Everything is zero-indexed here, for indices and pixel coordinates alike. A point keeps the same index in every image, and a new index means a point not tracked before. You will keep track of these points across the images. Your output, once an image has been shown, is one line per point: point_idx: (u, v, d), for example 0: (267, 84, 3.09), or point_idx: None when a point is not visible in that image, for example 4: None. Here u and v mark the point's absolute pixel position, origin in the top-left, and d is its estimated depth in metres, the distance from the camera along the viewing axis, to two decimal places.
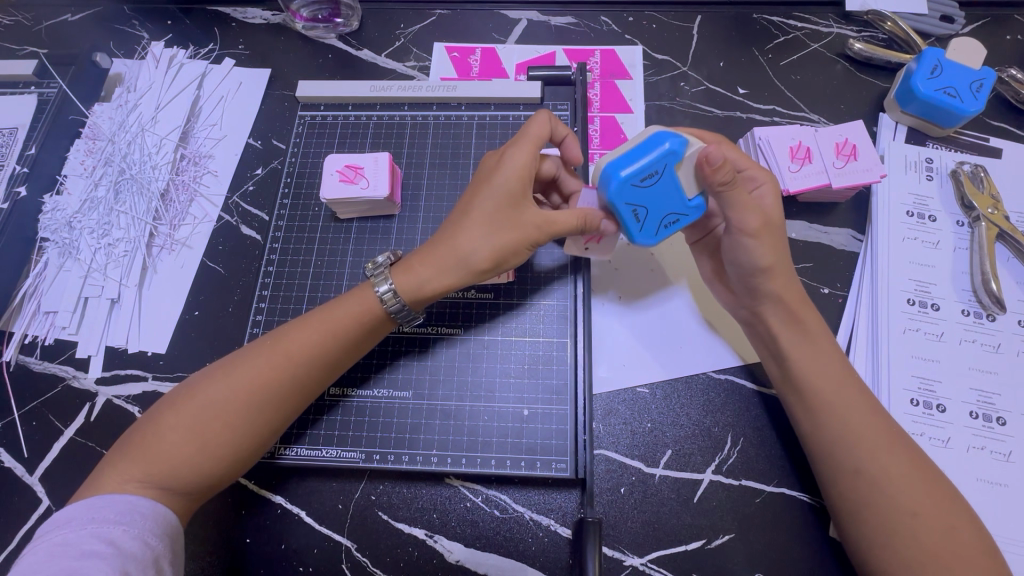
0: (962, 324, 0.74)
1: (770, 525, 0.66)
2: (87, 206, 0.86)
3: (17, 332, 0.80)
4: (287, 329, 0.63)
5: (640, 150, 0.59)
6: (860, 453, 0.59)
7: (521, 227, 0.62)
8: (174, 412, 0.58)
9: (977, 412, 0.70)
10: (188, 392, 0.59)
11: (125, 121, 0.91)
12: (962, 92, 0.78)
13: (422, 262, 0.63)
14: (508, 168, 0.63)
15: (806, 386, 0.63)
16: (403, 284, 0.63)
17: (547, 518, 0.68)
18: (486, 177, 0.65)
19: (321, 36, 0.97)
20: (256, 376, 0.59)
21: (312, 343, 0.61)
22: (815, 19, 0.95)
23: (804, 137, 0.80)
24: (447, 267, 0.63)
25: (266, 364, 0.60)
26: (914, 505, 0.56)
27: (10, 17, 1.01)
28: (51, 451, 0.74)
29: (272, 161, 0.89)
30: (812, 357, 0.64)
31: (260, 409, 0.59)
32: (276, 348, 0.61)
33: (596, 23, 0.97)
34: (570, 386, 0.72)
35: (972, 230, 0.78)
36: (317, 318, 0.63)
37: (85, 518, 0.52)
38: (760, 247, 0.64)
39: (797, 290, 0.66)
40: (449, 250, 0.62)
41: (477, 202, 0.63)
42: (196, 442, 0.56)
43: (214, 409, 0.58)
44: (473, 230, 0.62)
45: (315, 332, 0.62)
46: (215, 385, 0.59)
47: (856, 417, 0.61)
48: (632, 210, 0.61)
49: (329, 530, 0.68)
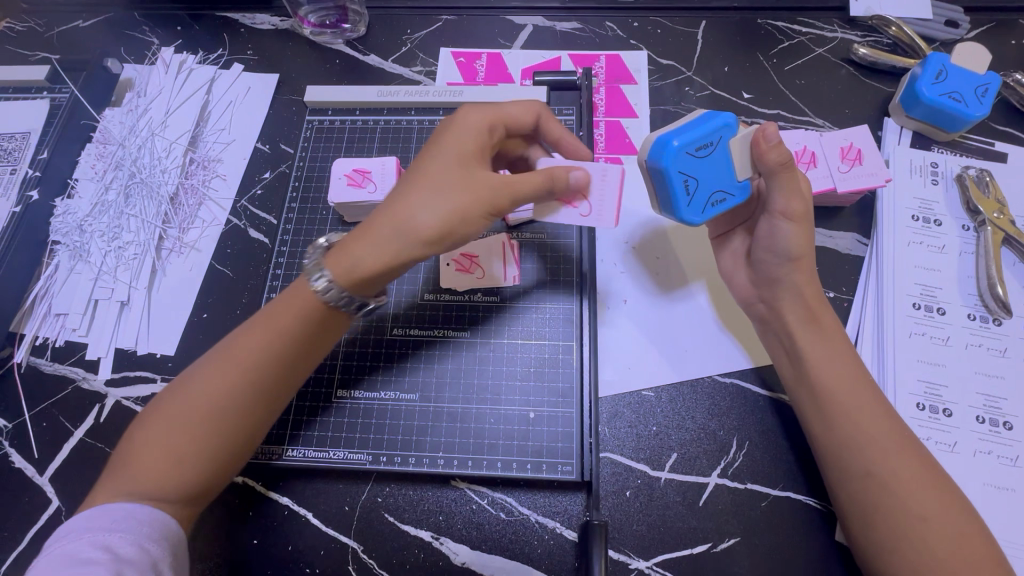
0: (969, 328, 0.74)
1: (776, 530, 0.66)
2: (97, 209, 0.87)
3: (29, 334, 0.81)
4: (241, 329, 0.61)
5: (699, 123, 0.61)
6: (868, 458, 0.59)
7: (482, 188, 0.59)
8: (147, 426, 0.57)
9: (984, 417, 0.70)
10: (159, 405, 0.58)
11: (135, 125, 0.92)
12: (968, 96, 0.78)
13: (359, 244, 0.59)
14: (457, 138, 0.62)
15: (816, 389, 0.63)
16: (339, 268, 0.59)
17: (553, 521, 0.68)
18: (440, 143, 0.63)
19: (329, 41, 0.98)
20: (216, 377, 0.58)
21: (264, 341, 0.59)
22: (819, 24, 0.95)
23: (810, 141, 0.80)
24: (389, 242, 0.58)
25: (223, 368, 0.58)
26: (923, 509, 0.56)
27: (23, 23, 1.03)
28: (61, 453, 0.74)
29: (280, 164, 0.90)
30: (825, 359, 0.64)
31: (224, 413, 0.57)
32: (231, 350, 0.59)
33: (601, 28, 0.98)
34: (576, 389, 0.72)
35: (978, 234, 0.78)
36: (266, 315, 0.61)
37: (83, 528, 0.53)
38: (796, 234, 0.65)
39: (818, 287, 0.67)
40: (395, 228, 0.58)
41: (423, 178, 0.60)
42: (169, 450, 0.56)
43: (181, 417, 0.57)
44: (428, 195, 0.59)
45: (266, 328, 0.60)
46: (185, 391, 0.58)
47: (866, 420, 0.61)
48: (684, 181, 0.62)
49: (335, 531, 0.69)
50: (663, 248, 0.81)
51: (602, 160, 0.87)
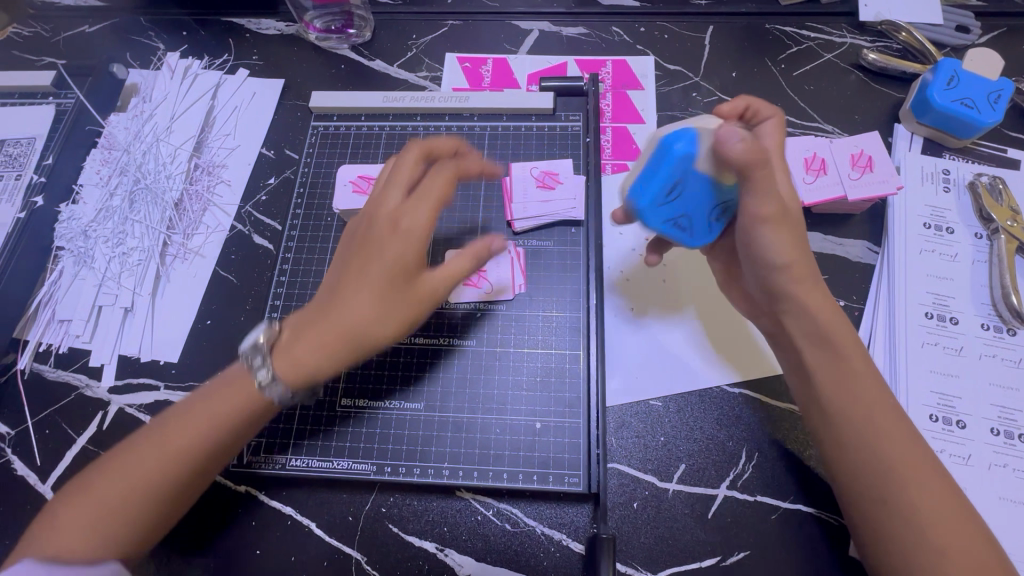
0: (982, 337, 0.73)
1: (787, 544, 0.65)
2: (102, 214, 0.87)
3: (32, 340, 0.80)
4: (174, 414, 0.58)
5: (654, 172, 0.65)
6: (881, 483, 0.57)
7: (423, 297, 0.59)
8: (72, 504, 0.55)
9: (999, 429, 0.68)
10: (86, 483, 0.56)
11: (140, 131, 0.92)
12: (979, 103, 0.77)
13: (304, 350, 0.57)
14: (403, 228, 0.59)
15: (827, 411, 0.61)
16: (283, 371, 0.57)
17: (560, 533, 0.67)
18: (386, 236, 0.59)
19: (334, 46, 0.98)
20: (149, 470, 0.55)
21: (198, 433, 0.56)
22: (827, 29, 0.94)
23: (819, 148, 0.79)
24: (338, 349, 0.57)
25: (154, 456, 0.56)
26: (941, 540, 0.53)
27: (29, 28, 1.03)
28: (63, 460, 0.74)
29: (285, 170, 0.89)
30: (835, 380, 0.61)
31: (153, 501, 0.56)
32: (161, 437, 0.56)
33: (608, 33, 0.97)
34: (583, 399, 0.71)
35: (992, 243, 0.77)
36: (202, 401, 0.58)
37: None
38: (784, 242, 0.63)
39: (819, 295, 0.64)
40: (343, 334, 0.57)
41: (368, 277, 0.58)
42: (99, 525, 0.54)
43: (107, 503, 0.54)
44: (373, 304, 0.57)
45: (201, 420, 0.57)
46: (118, 473, 0.55)
47: (883, 444, 0.58)
48: (672, 225, 0.67)
49: (339, 542, 0.68)
50: (669, 256, 0.80)
51: (609, 167, 0.87)
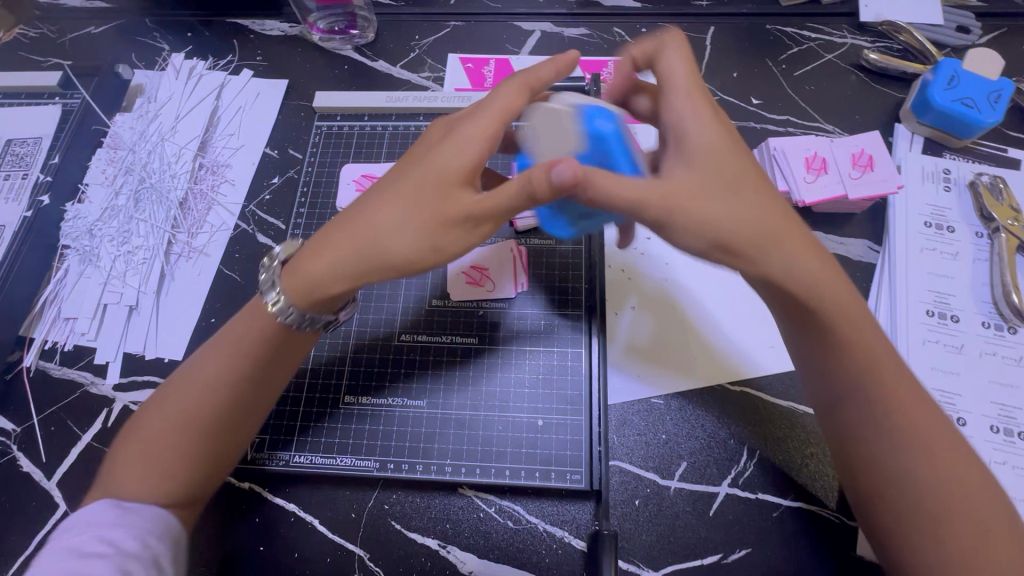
0: (983, 336, 0.73)
1: (788, 541, 0.65)
2: (107, 213, 0.88)
3: (38, 338, 0.81)
4: (201, 355, 0.61)
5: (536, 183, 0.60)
6: (886, 461, 0.53)
7: (459, 215, 0.51)
8: (122, 454, 0.58)
9: (999, 427, 0.69)
10: (131, 431, 0.59)
11: (145, 131, 0.93)
12: (980, 102, 0.78)
13: (320, 267, 0.56)
14: (445, 150, 0.53)
15: (857, 415, 0.54)
16: (293, 291, 0.57)
17: (562, 530, 0.67)
18: (426, 159, 0.54)
19: (337, 47, 0.98)
20: (190, 400, 0.58)
21: (226, 363, 0.59)
22: (828, 30, 0.95)
23: (820, 147, 0.79)
24: (367, 269, 0.54)
25: (192, 389, 0.59)
26: (945, 520, 0.50)
27: (36, 30, 1.04)
28: (68, 457, 0.74)
29: (289, 169, 0.90)
30: (870, 384, 0.54)
31: (195, 435, 0.58)
32: (196, 371, 0.59)
33: (609, 33, 0.97)
34: (585, 397, 0.72)
35: (992, 241, 0.77)
36: (227, 336, 0.61)
37: (87, 523, 0.53)
38: (735, 212, 0.50)
39: (796, 281, 0.51)
40: (370, 253, 0.54)
41: (402, 198, 0.53)
42: (149, 469, 0.56)
43: (153, 440, 0.57)
44: (401, 226, 0.53)
45: (230, 350, 0.60)
46: (158, 414, 0.58)
47: (891, 420, 0.53)
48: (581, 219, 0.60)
49: (342, 538, 0.68)
50: (670, 254, 0.80)
51: None
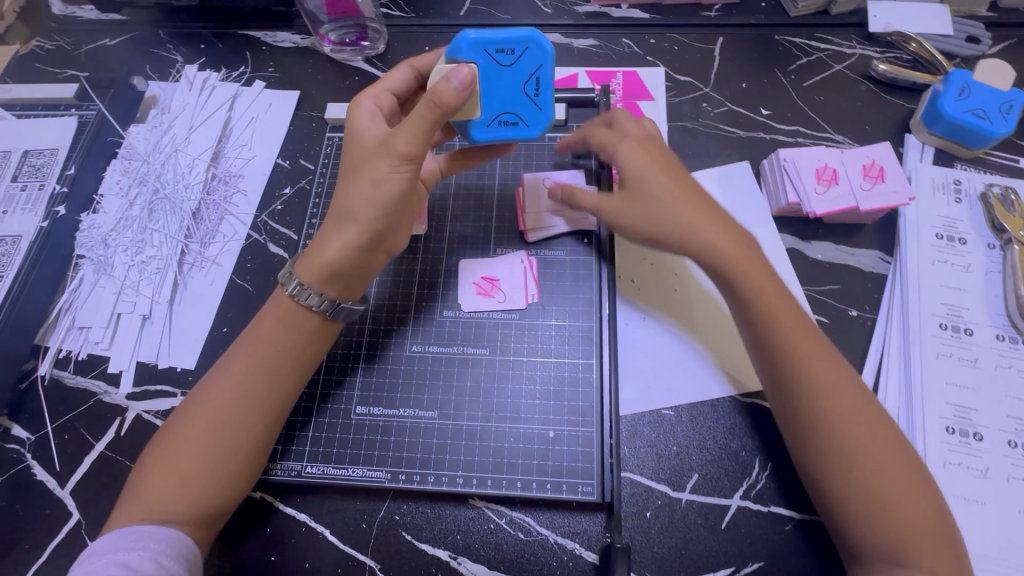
0: (998, 349, 0.72)
1: (801, 555, 0.65)
2: (121, 224, 0.89)
3: (53, 347, 0.82)
4: (230, 356, 0.64)
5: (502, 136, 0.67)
6: (856, 477, 0.57)
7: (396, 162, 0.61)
8: (155, 463, 0.60)
9: (1016, 441, 0.68)
10: (166, 438, 0.61)
11: (159, 141, 0.94)
12: (991, 113, 0.78)
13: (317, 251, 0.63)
14: (360, 125, 0.66)
15: (829, 428, 0.58)
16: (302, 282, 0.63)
17: (572, 542, 0.67)
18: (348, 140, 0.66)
19: (348, 59, 0.99)
20: (219, 400, 0.61)
21: (255, 361, 0.63)
22: (837, 40, 0.95)
23: (831, 158, 0.80)
24: (334, 241, 0.63)
25: (222, 387, 0.62)
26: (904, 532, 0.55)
27: (52, 42, 1.06)
28: (82, 465, 0.75)
29: (301, 180, 0.91)
30: (827, 397, 0.59)
31: (226, 434, 0.60)
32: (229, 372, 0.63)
33: (618, 45, 0.98)
34: (596, 408, 0.72)
35: (1005, 253, 0.77)
36: (254, 338, 0.64)
37: (105, 549, 0.55)
38: (654, 220, 0.65)
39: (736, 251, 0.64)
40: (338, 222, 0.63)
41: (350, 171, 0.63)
42: (183, 478, 0.59)
43: (185, 444, 0.60)
44: (353, 190, 0.62)
45: (257, 349, 0.63)
46: (189, 417, 0.61)
47: (855, 438, 0.57)
48: (536, 91, 0.64)
49: (353, 550, 0.68)
50: (681, 265, 0.80)
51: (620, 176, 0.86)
